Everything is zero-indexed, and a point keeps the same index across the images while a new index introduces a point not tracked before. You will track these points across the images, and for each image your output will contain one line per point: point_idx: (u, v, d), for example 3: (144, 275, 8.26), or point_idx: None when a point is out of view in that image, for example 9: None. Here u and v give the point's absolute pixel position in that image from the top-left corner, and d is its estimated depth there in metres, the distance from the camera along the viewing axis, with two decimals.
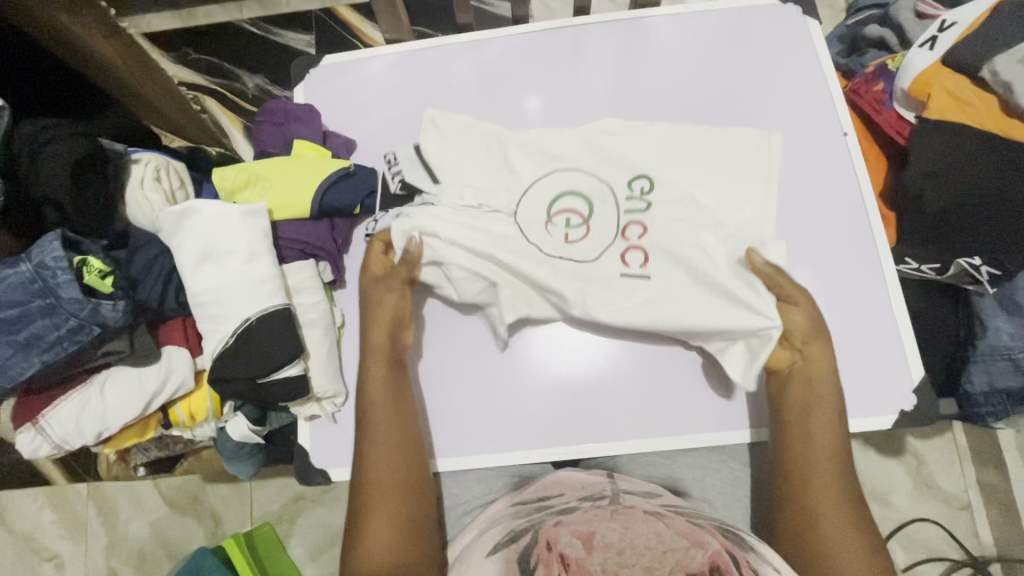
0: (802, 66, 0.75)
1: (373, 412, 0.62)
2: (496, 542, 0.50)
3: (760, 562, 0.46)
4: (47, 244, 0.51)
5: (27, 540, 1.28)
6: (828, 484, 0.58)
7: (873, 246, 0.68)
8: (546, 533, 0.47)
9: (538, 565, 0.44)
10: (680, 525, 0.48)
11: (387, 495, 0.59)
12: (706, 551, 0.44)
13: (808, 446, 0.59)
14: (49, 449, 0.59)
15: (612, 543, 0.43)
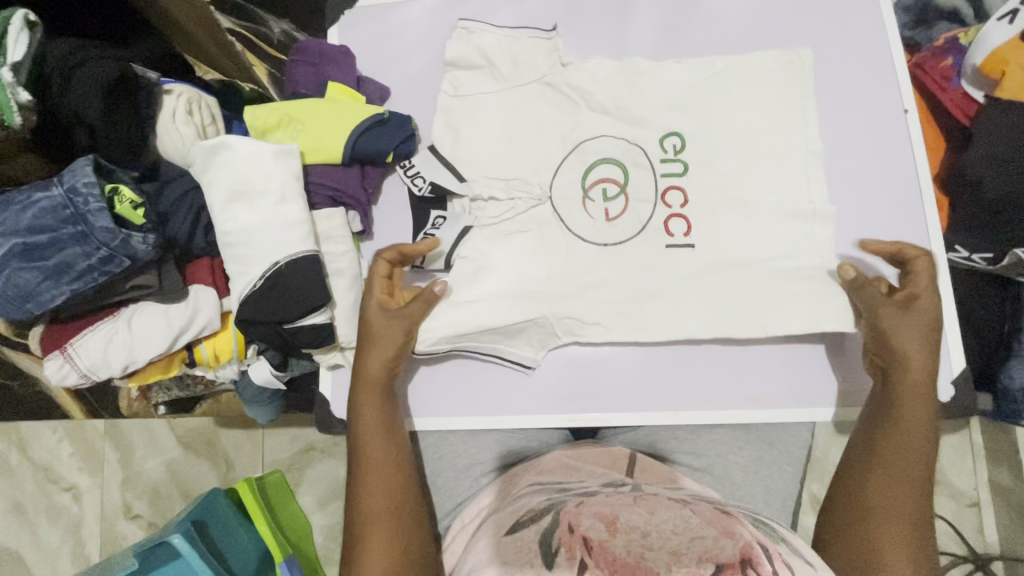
0: (868, 33, 0.70)
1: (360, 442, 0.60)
2: (514, 522, 0.49)
3: (792, 554, 0.45)
4: (80, 168, 0.50)
5: (46, 469, 1.31)
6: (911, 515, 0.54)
7: (925, 231, 0.65)
8: (567, 515, 0.46)
9: (560, 548, 0.42)
10: (708, 513, 0.46)
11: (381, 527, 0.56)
12: (737, 541, 0.42)
13: (914, 431, 0.56)
14: (76, 378, 0.59)
15: (637, 526, 0.43)
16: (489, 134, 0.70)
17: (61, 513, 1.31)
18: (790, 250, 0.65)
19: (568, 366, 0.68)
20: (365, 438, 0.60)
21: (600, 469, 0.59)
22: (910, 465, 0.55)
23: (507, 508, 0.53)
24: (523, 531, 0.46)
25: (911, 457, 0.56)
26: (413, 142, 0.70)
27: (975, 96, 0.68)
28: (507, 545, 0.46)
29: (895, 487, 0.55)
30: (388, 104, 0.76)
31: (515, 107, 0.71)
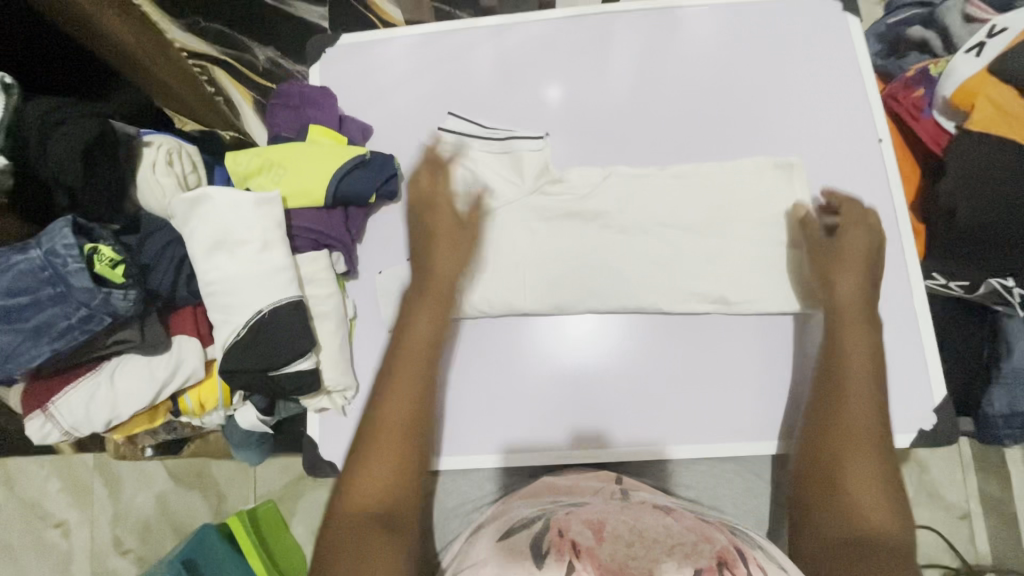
0: (837, 65, 0.72)
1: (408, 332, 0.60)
2: (507, 528, 0.49)
3: (767, 560, 0.45)
4: (57, 230, 0.49)
5: (34, 506, 1.29)
6: (857, 434, 0.53)
7: (902, 259, 0.67)
8: (558, 521, 0.46)
9: (550, 550, 0.42)
10: (688, 520, 0.47)
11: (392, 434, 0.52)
12: (714, 545, 0.43)
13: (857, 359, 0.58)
14: (59, 435, 0.59)
15: (622, 534, 0.43)
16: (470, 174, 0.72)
17: (49, 551, 1.28)
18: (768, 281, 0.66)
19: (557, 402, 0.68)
20: (400, 369, 0.57)
21: (590, 482, 0.60)
22: (863, 409, 0.55)
23: (499, 519, 0.53)
24: (515, 535, 0.46)
25: (862, 407, 0.55)
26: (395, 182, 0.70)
27: (946, 127, 0.69)
28: (500, 550, 0.45)
29: (859, 453, 0.52)
30: (371, 142, 0.76)
31: (496, 144, 0.72)
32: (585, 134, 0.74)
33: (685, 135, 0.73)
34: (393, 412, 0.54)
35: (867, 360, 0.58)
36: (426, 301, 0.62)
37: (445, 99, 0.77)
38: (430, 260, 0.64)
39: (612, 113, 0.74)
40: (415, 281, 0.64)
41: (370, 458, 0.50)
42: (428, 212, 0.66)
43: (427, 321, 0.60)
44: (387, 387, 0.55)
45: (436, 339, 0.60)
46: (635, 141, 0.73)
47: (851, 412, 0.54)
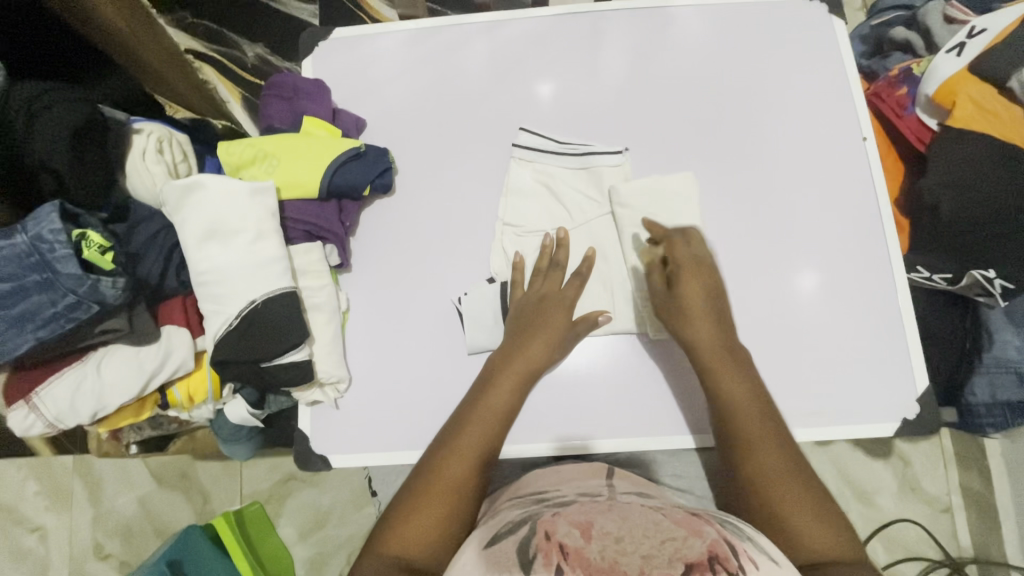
0: (823, 63, 0.74)
1: (480, 407, 0.61)
2: (494, 534, 0.48)
3: (757, 550, 0.44)
4: (45, 215, 0.48)
5: (11, 510, 1.26)
6: (790, 480, 0.56)
7: (883, 254, 0.68)
8: (544, 523, 0.45)
9: (537, 556, 0.42)
10: (677, 514, 0.46)
11: (443, 496, 0.55)
12: (704, 538, 0.42)
13: (740, 393, 0.60)
14: (42, 427, 0.57)
15: (611, 531, 0.42)
16: (544, 175, 0.72)
17: (25, 556, 1.24)
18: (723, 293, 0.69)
19: (550, 396, 0.67)
20: (461, 436, 0.59)
21: (582, 480, 0.59)
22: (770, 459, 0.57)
23: (490, 521, 0.52)
24: (503, 541, 0.46)
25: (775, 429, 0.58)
26: (389, 175, 0.70)
27: (928, 124, 0.71)
28: (486, 557, 0.45)
29: (775, 467, 0.56)
30: (364, 136, 0.76)
31: (573, 160, 0.72)
32: (579, 130, 0.75)
33: (678, 131, 0.74)
34: (447, 479, 0.56)
35: (750, 401, 0.60)
36: (505, 384, 0.63)
37: (440, 93, 0.77)
38: (534, 341, 0.64)
39: (604, 109, 0.75)
40: (504, 351, 0.65)
41: (420, 513, 0.54)
42: (538, 278, 0.68)
43: (503, 392, 0.62)
44: (446, 451, 0.58)
45: (506, 415, 0.61)
46: (629, 137, 0.74)
47: (770, 444, 0.57)
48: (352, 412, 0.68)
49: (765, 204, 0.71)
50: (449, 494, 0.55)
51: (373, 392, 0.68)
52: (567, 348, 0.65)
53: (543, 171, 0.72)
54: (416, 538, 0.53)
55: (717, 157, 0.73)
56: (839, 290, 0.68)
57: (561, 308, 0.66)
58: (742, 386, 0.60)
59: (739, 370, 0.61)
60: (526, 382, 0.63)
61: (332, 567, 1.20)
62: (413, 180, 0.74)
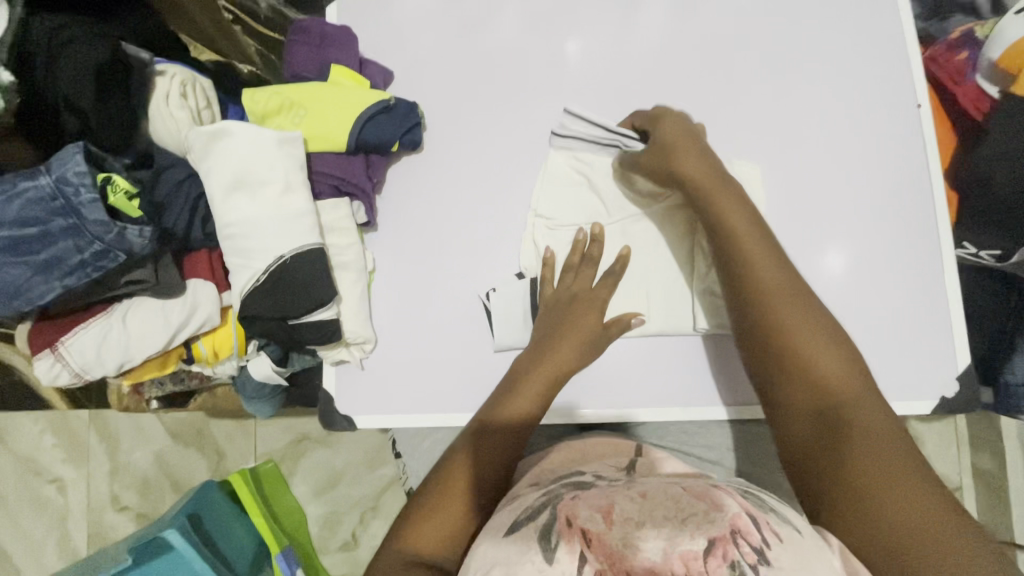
0: (880, 24, 0.70)
1: (503, 407, 0.58)
2: (511, 519, 0.46)
3: (781, 523, 0.43)
4: (69, 156, 0.46)
5: (28, 461, 1.27)
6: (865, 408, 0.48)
7: (930, 234, 0.66)
8: (564, 506, 0.44)
9: (559, 542, 0.41)
10: (695, 487, 0.45)
11: (459, 490, 0.52)
12: (726, 513, 0.41)
13: (802, 319, 0.52)
14: (69, 377, 0.56)
15: (632, 515, 0.41)
16: (580, 162, 0.68)
17: (44, 506, 1.27)
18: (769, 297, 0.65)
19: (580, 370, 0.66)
20: (482, 435, 0.56)
21: (608, 459, 0.58)
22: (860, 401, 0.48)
23: (508, 499, 0.51)
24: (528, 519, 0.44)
25: (876, 413, 0.48)
26: (418, 131, 0.68)
27: (988, 92, 0.68)
28: (504, 546, 0.43)
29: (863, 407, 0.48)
30: (391, 89, 0.73)
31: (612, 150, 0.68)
32: (615, 88, 0.71)
33: (721, 93, 0.70)
34: (464, 474, 0.53)
35: (817, 328, 0.52)
36: (529, 386, 0.59)
37: (470, 45, 0.73)
38: (562, 342, 0.61)
39: (643, 68, 0.71)
40: (531, 351, 0.62)
41: (436, 510, 0.51)
42: (570, 275, 0.64)
43: (530, 393, 0.58)
44: (464, 449, 0.55)
45: (531, 419, 0.57)
46: (667, 97, 0.71)
47: (855, 409, 0.48)
48: (378, 373, 0.67)
49: (808, 172, 0.68)
50: (467, 489, 0.53)
51: (399, 354, 0.67)
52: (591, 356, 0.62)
53: (580, 159, 0.68)
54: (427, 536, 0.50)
55: (761, 122, 0.69)
56: (882, 264, 0.66)
57: (591, 310, 0.63)
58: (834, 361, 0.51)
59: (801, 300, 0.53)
60: (552, 387, 0.59)
61: (345, 526, 1.22)
62: (442, 137, 0.71)
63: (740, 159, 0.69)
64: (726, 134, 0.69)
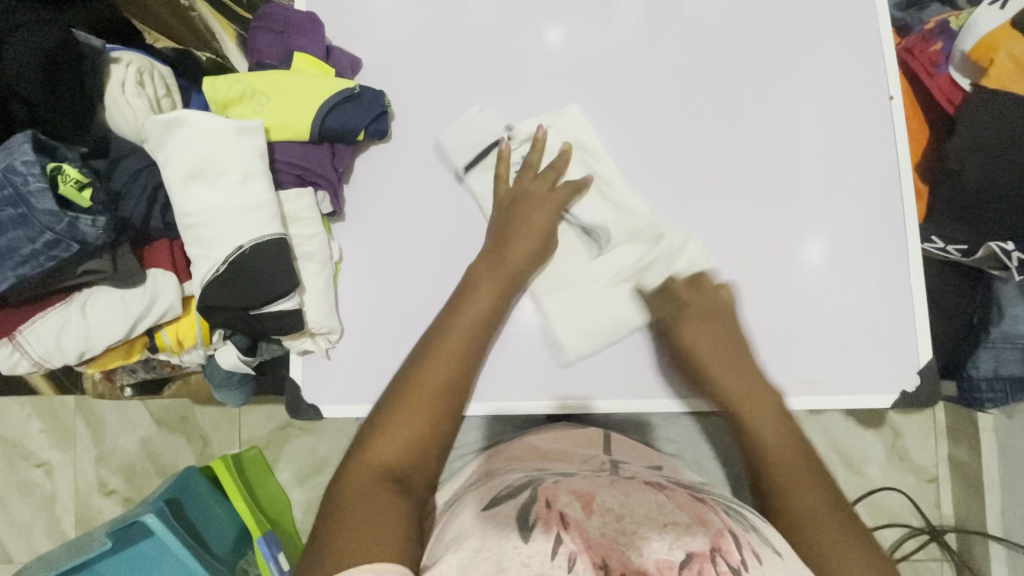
0: (854, 14, 0.69)
1: (455, 314, 0.59)
2: (491, 496, 0.47)
3: (761, 543, 0.43)
4: (18, 145, 0.46)
5: (16, 446, 1.29)
6: (823, 498, 0.51)
7: (898, 228, 0.65)
8: (544, 490, 0.46)
9: (536, 522, 0.41)
10: (681, 498, 0.46)
11: (425, 401, 0.53)
12: (708, 528, 0.42)
13: (755, 409, 0.57)
14: (28, 365, 0.57)
15: (613, 508, 0.43)
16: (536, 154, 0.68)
17: (33, 489, 1.28)
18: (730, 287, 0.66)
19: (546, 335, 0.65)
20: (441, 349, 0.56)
21: (577, 450, 0.59)
22: (805, 486, 0.52)
23: (486, 483, 0.52)
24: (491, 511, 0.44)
25: (808, 475, 0.52)
26: (384, 121, 0.67)
27: (960, 83, 0.68)
28: (482, 517, 0.44)
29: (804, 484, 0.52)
30: (359, 78, 0.72)
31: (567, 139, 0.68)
32: (586, 76, 0.70)
33: (693, 85, 0.69)
34: (430, 386, 0.53)
35: (766, 413, 0.57)
36: (485, 291, 0.60)
37: (440, 31, 0.72)
38: (520, 238, 0.63)
39: (615, 58, 0.70)
40: (490, 251, 0.63)
41: (395, 429, 0.51)
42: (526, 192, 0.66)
43: (483, 301, 0.60)
44: (424, 358, 0.55)
45: (488, 318, 0.59)
46: (638, 87, 0.70)
47: (801, 485, 0.52)
48: (344, 363, 0.67)
49: (776, 165, 0.67)
50: (433, 400, 0.53)
51: (365, 345, 0.67)
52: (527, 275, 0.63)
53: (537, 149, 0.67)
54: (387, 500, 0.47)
55: (732, 114, 0.68)
56: (849, 258, 0.66)
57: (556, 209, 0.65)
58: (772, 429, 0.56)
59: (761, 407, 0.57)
60: (510, 285, 0.62)
61: None
62: (410, 126, 0.71)
63: (710, 150, 0.68)
64: (696, 126, 0.69)
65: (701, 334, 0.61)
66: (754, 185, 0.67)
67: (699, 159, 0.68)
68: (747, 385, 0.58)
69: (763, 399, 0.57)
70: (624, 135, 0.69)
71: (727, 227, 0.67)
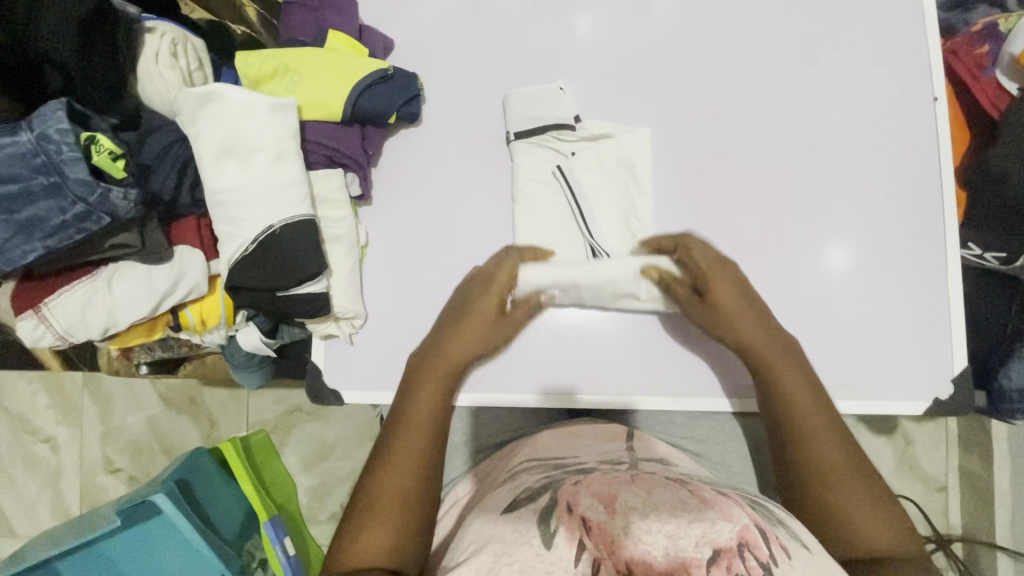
0: (900, 12, 0.67)
1: (427, 376, 0.56)
2: (511, 500, 0.46)
3: (788, 538, 0.42)
4: (52, 113, 0.45)
5: (22, 421, 1.28)
6: (841, 461, 0.53)
7: (936, 233, 0.64)
8: (565, 493, 0.44)
9: (559, 528, 0.40)
10: (704, 492, 0.44)
11: (392, 493, 0.49)
12: (734, 523, 0.40)
13: (780, 365, 0.57)
14: (53, 338, 0.56)
15: (635, 505, 0.41)
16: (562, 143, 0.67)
17: (38, 465, 1.28)
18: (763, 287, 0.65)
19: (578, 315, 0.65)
20: (403, 419, 0.53)
21: (600, 444, 0.58)
22: (823, 442, 0.54)
23: (505, 485, 0.50)
24: (521, 509, 0.43)
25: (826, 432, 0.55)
26: (416, 104, 0.66)
27: (1008, 87, 0.66)
28: (502, 523, 0.43)
29: (824, 442, 0.54)
30: (391, 60, 0.70)
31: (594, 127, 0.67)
32: (623, 66, 0.69)
33: (733, 78, 0.68)
34: (396, 480, 0.50)
35: (785, 365, 0.57)
36: (460, 339, 0.58)
37: (474, 14, 0.70)
38: (473, 323, 0.58)
39: (653, 48, 0.69)
40: (451, 320, 0.60)
41: (369, 534, 0.48)
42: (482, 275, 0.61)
43: (463, 346, 0.57)
44: (393, 434, 0.52)
45: (469, 353, 0.57)
46: (675, 79, 0.68)
47: (823, 440, 0.54)
48: (368, 349, 0.66)
49: (814, 164, 0.66)
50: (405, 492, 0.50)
51: (390, 331, 0.66)
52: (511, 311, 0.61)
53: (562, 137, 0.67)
54: (389, 520, 0.48)
55: (771, 110, 0.67)
56: (885, 261, 0.65)
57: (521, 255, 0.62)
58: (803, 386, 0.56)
59: (798, 367, 0.57)
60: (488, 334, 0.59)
61: (333, 498, 1.23)
62: (441, 110, 0.69)
63: (745, 146, 0.67)
64: (735, 121, 0.67)
65: (722, 306, 0.58)
66: (791, 183, 0.66)
67: (735, 155, 0.67)
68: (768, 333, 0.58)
69: (781, 349, 0.58)
70: (658, 128, 0.68)
71: (762, 226, 0.66)
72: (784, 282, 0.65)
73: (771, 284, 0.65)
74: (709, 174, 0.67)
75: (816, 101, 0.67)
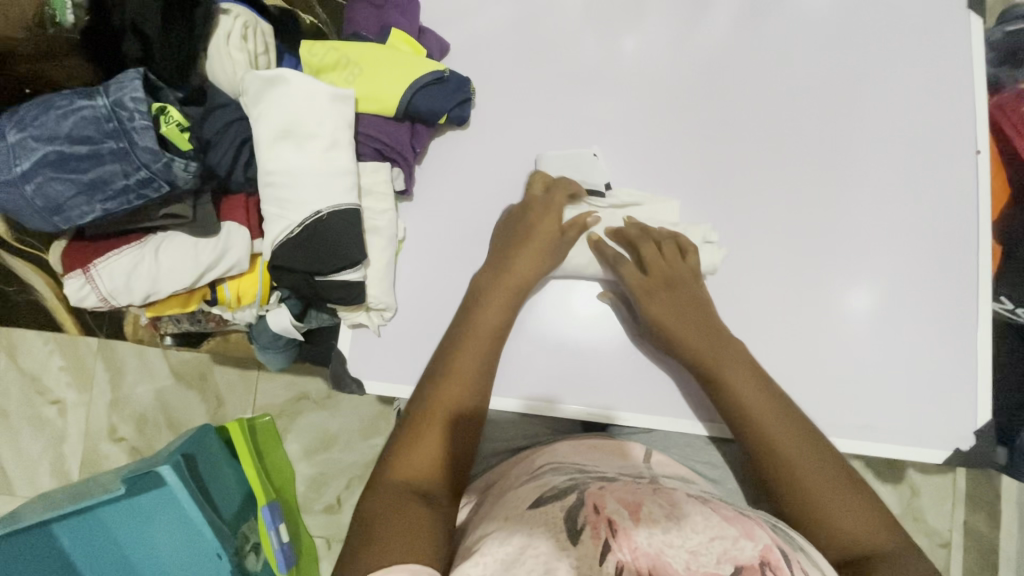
0: (949, 62, 0.68)
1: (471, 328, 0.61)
2: (536, 495, 0.45)
3: (809, 563, 0.42)
4: (128, 81, 0.47)
5: (34, 380, 1.29)
6: (817, 455, 0.57)
7: (969, 282, 0.65)
8: (592, 495, 0.44)
9: (585, 527, 0.40)
10: (725, 511, 0.44)
11: (436, 425, 0.56)
12: (756, 543, 0.40)
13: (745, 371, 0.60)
14: (95, 300, 0.57)
15: (659, 518, 0.41)
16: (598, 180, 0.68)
17: (44, 426, 1.29)
18: (792, 319, 0.65)
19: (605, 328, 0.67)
20: (449, 368, 0.59)
21: (617, 461, 0.58)
22: (790, 448, 0.57)
23: (529, 482, 0.50)
24: (547, 505, 0.43)
25: (784, 415, 0.59)
26: (467, 108, 0.67)
27: None
28: (526, 517, 0.43)
29: (801, 452, 0.57)
30: (446, 62, 0.72)
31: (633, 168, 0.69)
32: (671, 89, 0.70)
33: (778, 111, 0.69)
34: (443, 403, 0.57)
35: (747, 370, 0.60)
36: (503, 281, 0.63)
37: (529, 24, 0.72)
38: (521, 253, 0.64)
39: (702, 73, 0.70)
40: (501, 255, 0.65)
41: (419, 447, 0.55)
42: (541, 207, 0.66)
43: (518, 272, 0.63)
44: (433, 383, 0.59)
45: (512, 305, 0.63)
46: (722, 106, 0.69)
47: (795, 451, 0.57)
48: (394, 342, 0.67)
49: (852, 203, 0.67)
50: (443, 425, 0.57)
51: (418, 327, 0.67)
52: (562, 255, 0.65)
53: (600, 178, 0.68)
54: (434, 435, 0.56)
55: (814, 145, 0.68)
56: (916, 305, 0.65)
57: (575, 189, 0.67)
58: (753, 388, 0.59)
59: (743, 365, 0.61)
60: (515, 296, 0.63)
61: (332, 488, 1.23)
62: (489, 114, 0.70)
63: (785, 179, 0.68)
64: (777, 153, 0.68)
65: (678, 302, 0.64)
66: (827, 219, 0.67)
67: (774, 185, 0.67)
68: (707, 330, 0.63)
69: (736, 357, 0.61)
70: (701, 153, 0.69)
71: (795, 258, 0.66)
72: (812, 317, 0.65)
73: (801, 317, 0.65)
74: (746, 204, 0.67)
75: (857, 140, 0.68)
